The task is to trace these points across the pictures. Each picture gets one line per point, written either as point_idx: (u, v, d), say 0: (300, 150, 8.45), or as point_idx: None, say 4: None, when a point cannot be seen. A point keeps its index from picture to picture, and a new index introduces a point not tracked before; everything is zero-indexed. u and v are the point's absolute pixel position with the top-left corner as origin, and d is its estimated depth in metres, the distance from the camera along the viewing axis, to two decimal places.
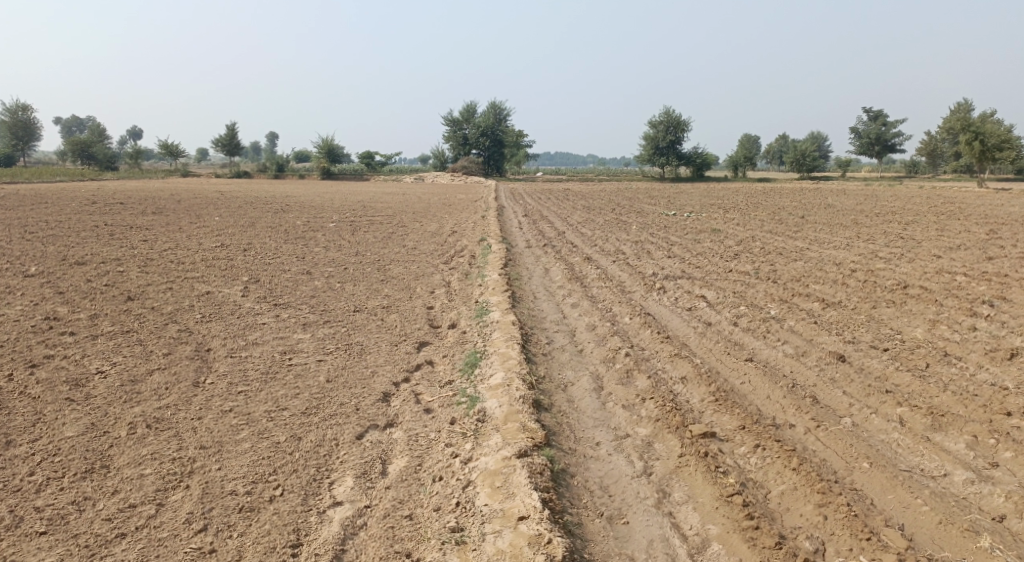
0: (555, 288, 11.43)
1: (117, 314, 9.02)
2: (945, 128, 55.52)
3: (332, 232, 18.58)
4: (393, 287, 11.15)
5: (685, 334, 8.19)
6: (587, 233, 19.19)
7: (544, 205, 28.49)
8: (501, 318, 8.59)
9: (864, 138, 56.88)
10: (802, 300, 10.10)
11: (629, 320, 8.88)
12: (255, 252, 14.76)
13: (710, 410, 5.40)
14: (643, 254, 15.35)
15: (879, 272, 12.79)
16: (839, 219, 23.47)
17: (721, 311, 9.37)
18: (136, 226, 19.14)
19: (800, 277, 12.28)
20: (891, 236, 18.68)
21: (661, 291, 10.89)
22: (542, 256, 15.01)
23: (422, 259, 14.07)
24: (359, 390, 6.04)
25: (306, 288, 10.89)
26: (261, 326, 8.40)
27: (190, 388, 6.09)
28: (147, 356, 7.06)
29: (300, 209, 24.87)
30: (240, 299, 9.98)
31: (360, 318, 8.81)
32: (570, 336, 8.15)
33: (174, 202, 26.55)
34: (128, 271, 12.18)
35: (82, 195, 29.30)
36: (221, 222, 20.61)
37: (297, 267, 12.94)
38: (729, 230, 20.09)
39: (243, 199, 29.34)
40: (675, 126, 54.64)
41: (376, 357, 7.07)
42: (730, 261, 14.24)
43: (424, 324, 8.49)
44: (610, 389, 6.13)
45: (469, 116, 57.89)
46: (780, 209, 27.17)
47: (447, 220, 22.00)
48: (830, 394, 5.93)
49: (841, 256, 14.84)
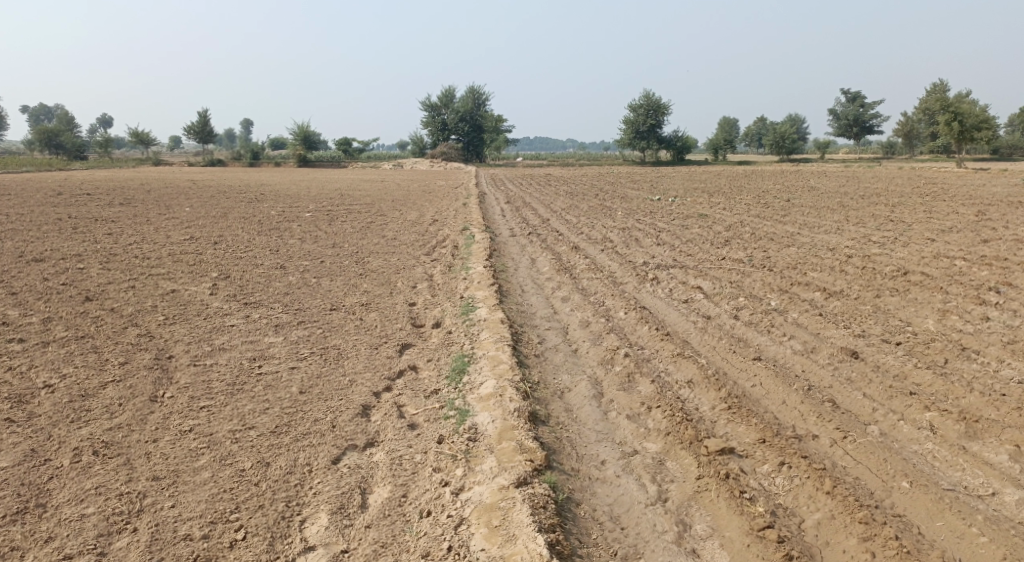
0: (543, 280, 10.88)
1: (73, 317, 8.33)
2: (922, 109, 55.50)
3: (309, 222, 17.88)
4: (372, 282, 10.53)
5: (685, 329, 7.69)
6: (572, 220, 18.64)
7: (526, 191, 27.92)
8: (489, 316, 8.02)
9: (843, 120, 56.74)
10: (802, 290, 9.64)
11: (624, 315, 8.36)
12: (226, 245, 14.03)
13: (724, 419, 4.91)
14: (632, 242, 14.84)
15: (875, 257, 12.38)
16: (825, 202, 23.12)
17: (720, 303, 8.88)
18: (101, 218, 18.26)
19: (796, 264, 11.83)
20: (880, 219, 18.33)
21: (654, 281, 10.38)
22: (528, 245, 14.47)
23: (402, 251, 13.46)
24: (337, 403, 5.47)
25: (279, 285, 10.24)
26: (229, 328, 7.76)
27: (147, 404, 5.48)
28: (101, 366, 6.42)
29: (275, 198, 24.05)
30: (207, 297, 9.32)
31: (337, 318, 8.21)
32: (562, 335, 7.62)
33: (144, 192, 25.58)
34: (89, 269, 11.42)
35: (49, 186, 28.28)
36: (192, 213, 19.79)
37: (271, 261, 12.26)
38: (716, 216, 19.62)
39: (216, 188, 28.38)
40: (655, 109, 54.20)
41: (354, 363, 6.49)
42: (721, 248, 13.77)
43: (406, 324, 7.91)
44: (611, 396, 5.62)
45: (447, 101, 56.87)
46: (765, 192, 26.78)
47: (427, 208, 21.33)
48: (850, 397, 5.47)
49: (834, 241, 14.42)
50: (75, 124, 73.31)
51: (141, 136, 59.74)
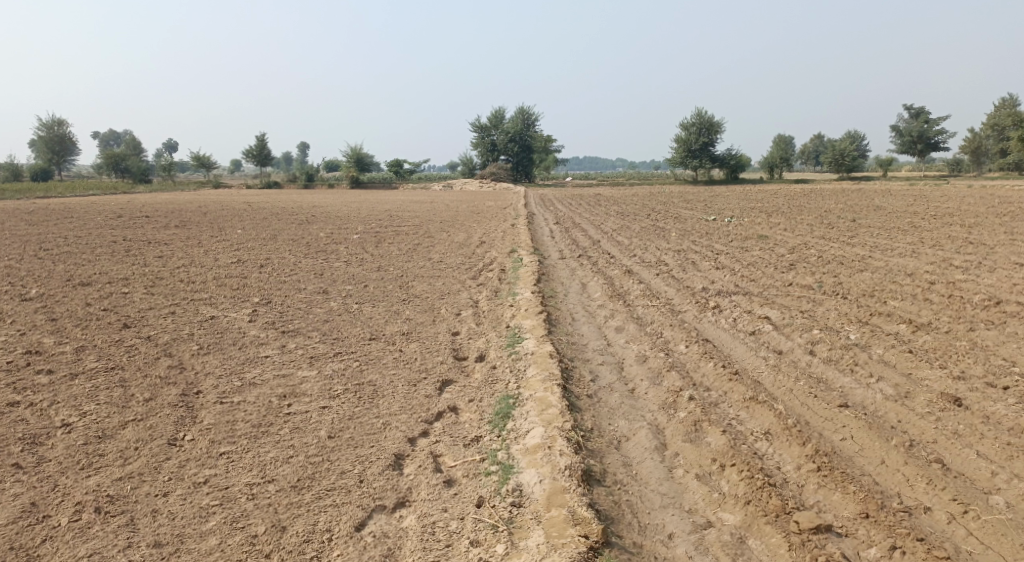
0: (595, 307, 10.22)
1: (107, 346, 8.04)
2: (992, 125, 52.82)
3: (356, 244, 17.62)
4: (415, 308, 10.04)
5: (755, 367, 6.93)
6: (624, 242, 17.92)
7: (576, 211, 27.36)
8: (537, 349, 7.40)
9: (906, 137, 54.49)
10: (883, 321, 8.77)
11: (686, 349, 7.61)
12: (272, 268, 13.80)
13: (814, 487, 4.19)
14: (688, 265, 14.06)
15: (961, 284, 11.35)
16: (893, 222, 21.88)
17: (792, 336, 8.08)
18: (154, 241, 18.33)
19: (872, 291, 10.91)
20: (958, 242, 17.05)
21: (716, 310, 9.61)
22: (579, 269, 13.84)
23: (448, 275, 12.99)
24: (368, 451, 4.92)
25: (320, 311, 9.85)
26: (262, 360, 7.32)
27: (164, 449, 5.04)
28: (123, 403, 6.02)
29: (325, 220, 24.03)
30: (244, 325, 8.95)
31: (376, 349, 7.70)
32: (618, 371, 6.95)
33: (198, 214, 25.91)
34: (132, 293, 11.27)
35: (111, 208, 29.02)
36: (242, 234, 19.75)
37: (314, 286, 11.91)
38: (778, 237, 18.63)
39: (269, 209, 28.68)
40: (708, 127, 53.05)
41: (389, 403, 5.93)
42: (786, 273, 12.90)
43: (448, 357, 7.35)
44: (677, 448, 4.92)
45: (497, 121, 56.88)
46: (828, 211, 25.53)
47: (474, 229, 20.93)
48: (960, 456, 4.69)
49: (910, 266, 13.37)
50: (141, 149, 76.12)
51: (203, 159, 61.55)
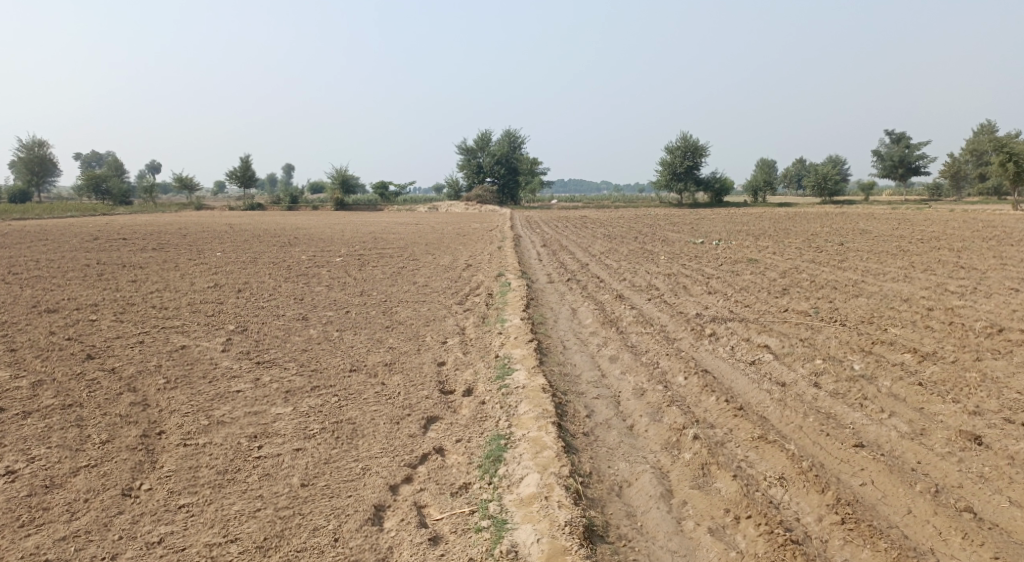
0: (587, 335, 9.82)
1: (68, 379, 7.51)
2: (970, 149, 53.34)
3: (339, 268, 17.12)
4: (399, 336, 9.58)
5: (760, 401, 6.53)
6: (613, 265, 17.57)
7: (562, 234, 27.08)
8: (528, 382, 6.96)
9: (887, 162, 54.89)
10: (886, 350, 8.44)
11: (685, 382, 7.20)
12: (250, 293, 13.28)
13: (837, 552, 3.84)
14: (680, 290, 13.73)
15: (959, 311, 11.08)
16: (881, 245, 21.76)
17: (794, 367, 7.71)
18: (128, 264, 17.72)
19: (870, 317, 10.62)
20: (949, 266, 16.85)
21: (712, 338, 9.23)
22: (568, 294, 13.45)
23: (433, 300, 12.55)
24: (345, 503, 4.47)
25: (298, 340, 9.36)
26: (233, 395, 6.81)
27: (116, 501, 4.56)
28: (76, 446, 5.51)
29: (308, 242, 23.50)
30: (217, 356, 8.44)
31: (356, 382, 7.21)
32: (614, 406, 6.54)
33: (177, 237, 25.27)
34: (100, 321, 10.71)
35: (87, 230, 28.29)
36: (220, 258, 19.17)
37: (293, 313, 11.40)
38: (767, 261, 18.37)
39: (251, 231, 28.11)
40: (692, 151, 53.14)
41: (370, 444, 5.47)
42: (780, 298, 12.59)
43: (434, 390, 6.89)
44: (684, 495, 4.52)
45: (483, 144, 56.76)
46: (815, 235, 25.38)
47: (460, 252, 20.51)
48: (993, 503, 4.34)
49: (905, 291, 13.10)
50: (123, 170, 75.18)
51: (185, 181, 60.76)
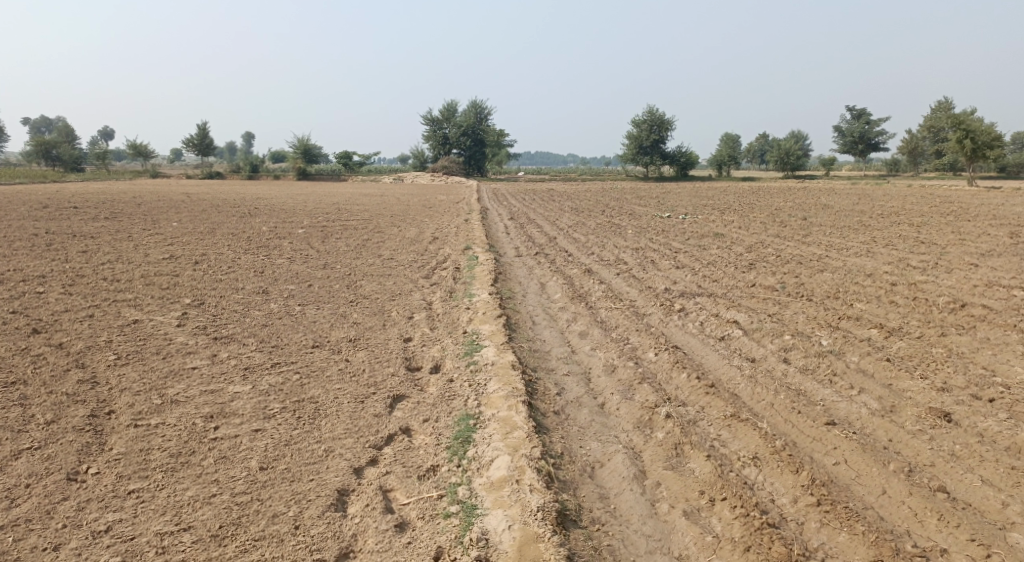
0: (556, 309, 9.69)
1: (11, 355, 7.11)
2: (927, 126, 54.15)
3: (301, 239, 16.67)
4: (363, 311, 9.32)
5: (730, 378, 6.47)
6: (581, 239, 17.44)
7: (529, 207, 26.86)
8: (497, 360, 6.79)
9: (848, 137, 55.57)
10: (853, 325, 8.47)
11: (655, 358, 7.10)
12: (208, 265, 12.83)
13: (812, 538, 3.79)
14: (648, 264, 13.66)
15: (922, 286, 11.20)
16: (844, 220, 21.99)
17: (764, 342, 7.67)
18: (80, 234, 17.00)
19: (836, 292, 10.67)
20: (910, 241, 17.07)
21: (681, 313, 9.17)
22: (536, 268, 13.29)
23: (399, 273, 12.27)
24: (307, 487, 4.28)
25: (257, 315, 9.03)
26: (189, 373, 6.51)
27: (60, 487, 4.28)
28: (18, 427, 5.18)
29: (269, 213, 22.88)
30: (172, 331, 8.09)
31: (319, 359, 6.96)
32: (585, 383, 6.42)
33: (133, 206, 24.40)
34: (48, 293, 10.21)
35: (38, 198, 27.20)
36: (178, 228, 18.54)
37: (253, 286, 11.03)
38: (733, 235, 18.40)
39: (210, 201, 27.30)
40: (658, 124, 53.13)
41: (333, 424, 5.26)
42: (748, 272, 12.60)
43: (400, 368, 6.68)
44: (658, 477, 4.42)
45: (449, 114, 55.95)
46: (780, 209, 25.59)
47: (427, 225, 20.18)
48: (965, 481, 4.33)
49: (869, 266, 13.23)
50: (75, 135, 72.43)
51: (141, 148, 58.82)
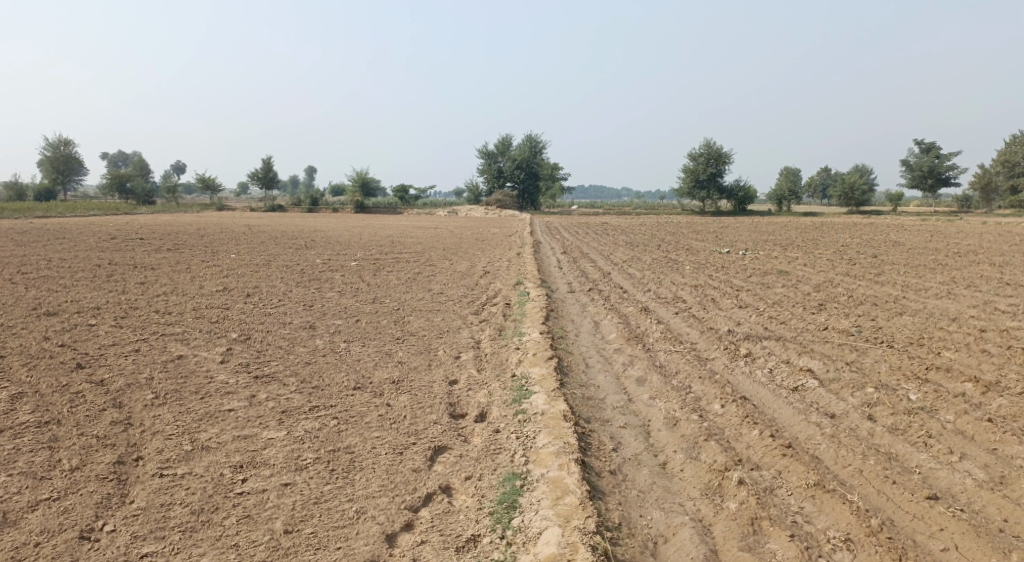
0: (612, 351, 9.12)
1: (51, 391, 6.96)
2: (1001, 160, 51.71)
3: (353, 273, 16.53)
4: (410, 349, 8.95)
5: (808, 437, 5.79)
6: (636, 275, 16.84)
7: (583, 241, 26.39)
8: (548, 408, 6.28)
9: (915, 172, 53.48)
10: (943, 377, 7.66)
11: (722, 410, 6.46)
12: (258, 299, 12.72)
13: None
14: (709, 303, 12.97)
15: (1015, 333, 10.22)
16: (917, 258, 20.80)
17: (843, 395, 6.95)
18: (140, 266, 17.23)
19: (917, 338, 9.81)
20: (994, 282, 15.90)
21: (748, 359, 8.49)
22: (591, 305, 12.75)
23: (448, 309, 11.90)
24: (332, 559, 3.91)
25: (302, 352, 8.73)
26: (225, 415, 6.17)
27: (71, 547, 4.01)
28: (42, 473, 4.93)
29: (324, 245, 23.00)
30: (214, 368, 7.84)
31: (359, 403, 6.56)
32: (644, 437, 5.84)
33: (194, 237, 24.88)
34: (99, 326, 10.18)
35: (107, 229, 28.10)
36: (233, 260, 18.68)
37: (301, 320, 10.80)
38: (799, 273, 17.49)
39: (269, 233, 27.74)
40: (716, 158, 52.15)
41: (367, 480, 4.81)
42: (818, 314, 11.78)
43: (443, 414, 6.22)
44: (731, 560, 3.97)
45: (504, 148, 56.24)
46: (846, 246, 24.44)
47: (479, 258, 19.87)
48: None
49: (952, 309, 12.23)
50: (148, 169, 75.50)
51: (208, 182, 60.89)
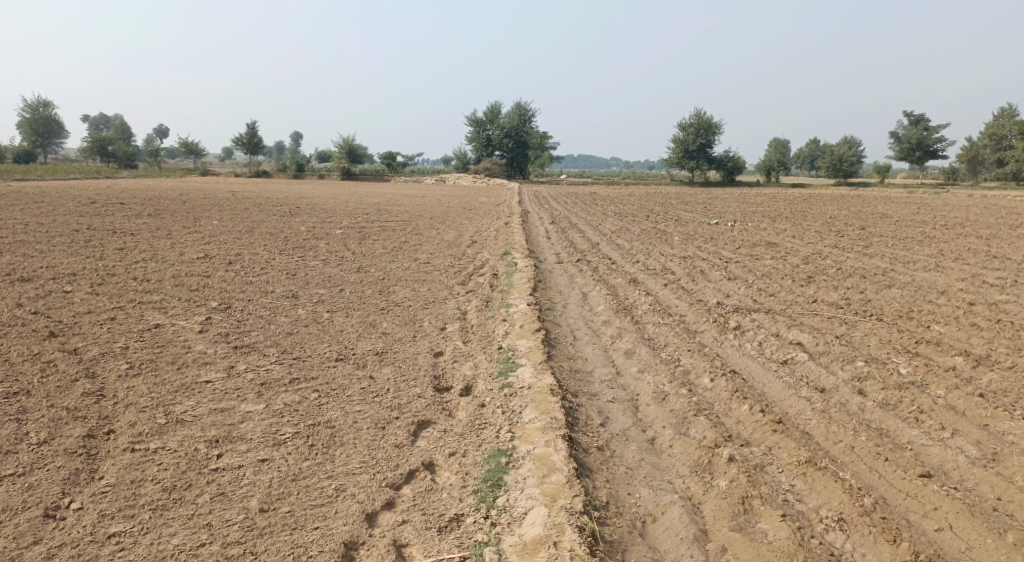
0: (600, 323, 8.98)
1: (21, 360, 6.73)
2: (989, 133, 51.71)
3: (338, 241, 16.27)
4: (394, 320, 8.76)
5: (799, 412, 5.69)
6: (625, 246, 16.67)
7: (571, 210, 26.17)
8: (534, 382, 6.14)
9: (904, 144, 53.45)
10: (933, 351, 7.58)
11: (711, 385, 6.35)
12: (241, 266, 12.45)
13: None
14: (697, 275, 12.86)
15: (1003, 306, 10.18)
16: (905, 231, 20.79)
17: (834, 369, 6.86)
18: (119, 231, 16.85)
19: (906, 311, 9.74)
20: (981, 255, 15.90)
21: (737, 331, 8.38)
22: (579, 275, 12.60)
23: (435, 279, 11.71)
24: (310, 539, 3.79)
25: (283, 321, 8.52)
26: (201, 387, 5.98)
27: (34, 526, 3.86)
28: (8, 447, 4.74)
29: (309, 212, 22.65)
30: (192, 337, 7.62)
31: (341, 375, 6.38)
32: (633, 412, 5.72)
33: (176, 203, 24.41)
34: (75, 293, 9.91)
35: (88, 193, 27.52)
36: (216, 226, 18.32)
37: (283, 289, 10.57)
38: (787, 245, 17.39)
39: (253, 200, 27.30)
40: (705, 128, 51.79)
41: (348, 456, 4.67)
42: (807, 287, 11.70)
43: (427, 388, 6.07)
44: (722, 540, 3.88)
45: (493, 116, 55.53)
46: (834, 218, 24.40)
47: (466, 227, 19.63)
48: None
49: (940, 282, 12.19)
50: (130, 133, 73.98)
51: (192, 147, 59.86)
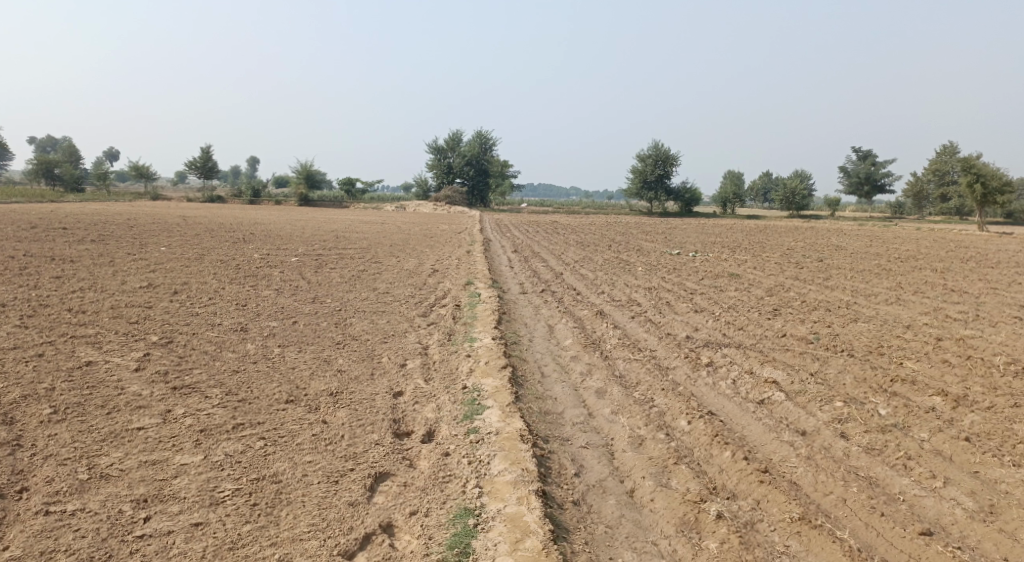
0: (569, 359, 8.58)
1: None
2: (933, 169, 53.35)
3: (294, 269, 15.62)
4: (351, 356, 8.23)
5: (783, 459, 5.35)
6: (589, 276, 16.39)
7: (534, 239, 25.86)
8: (502, 427, 5.69)
9: (853, 179, 54.88)
10: (910, 389, 7.35)
11: (689, 427, 5.97)
12: (187, 297, 11.73)
13: None
14: (664, 307, 12.59)
15: (968, 342, 10.09)
16: (862, 263, 20.99)
17: (813, 410, 6.56)
18: (58, 258, 15.88)
19: (877, 347, 9.57)
20: (938, 288, 16.02)
21: (710, 368, 8.06)
22: (544, 307, 12.22)
23: (394, 311, 11.19)
24: None
25: (230, 358, 7.90)
26: (133, 435, 5.37)
27: None
28: None
29: (264, 239, 21.88)
30: (126, 377, 6.97)
31: (291, 420, 5.82)
32: (608, 459, 5.31)
33: (123, 228, 23.36)
34: (2, 326, 9.12)
35: (29, 218, 26.21)
36: (164, 254, 17.44)
37: (232, 322, 9.93)
38: (750, 277, 17.31)
39: (206, 225, 26.33)
40: (663, 160, 52.41)
41: (295, 518, 4.20)
42: (774, 320, 11.51)
43: (386, 434, 5.56)
44: None
45: (454, 144, 55.30)
46: (793, 250, 24.60)
47: (427, 256, 19.15)
48: None
49: (904, 316, 12.12)
50: (79, 155, 71.64)
51: (144, 171, 58.13)
